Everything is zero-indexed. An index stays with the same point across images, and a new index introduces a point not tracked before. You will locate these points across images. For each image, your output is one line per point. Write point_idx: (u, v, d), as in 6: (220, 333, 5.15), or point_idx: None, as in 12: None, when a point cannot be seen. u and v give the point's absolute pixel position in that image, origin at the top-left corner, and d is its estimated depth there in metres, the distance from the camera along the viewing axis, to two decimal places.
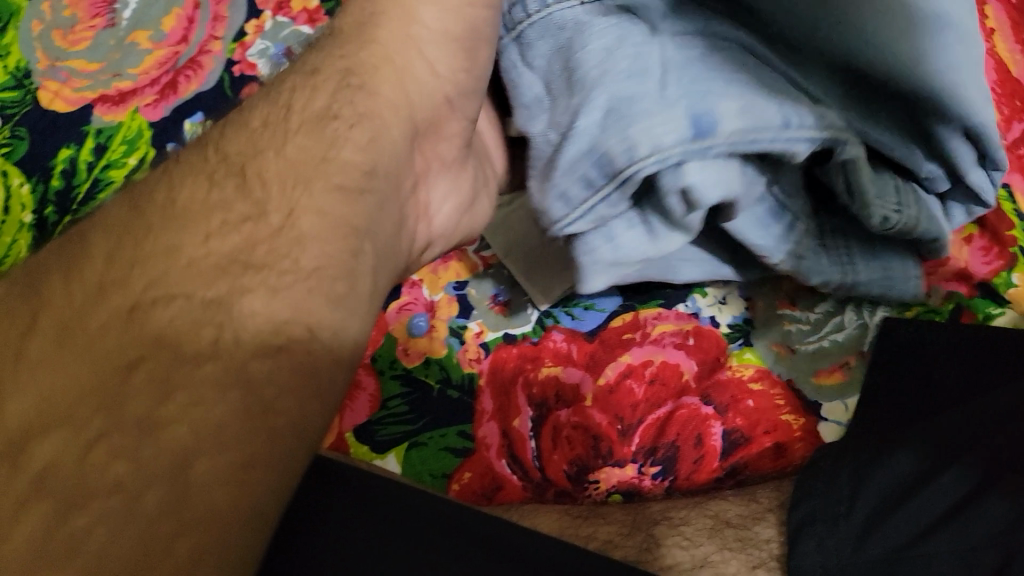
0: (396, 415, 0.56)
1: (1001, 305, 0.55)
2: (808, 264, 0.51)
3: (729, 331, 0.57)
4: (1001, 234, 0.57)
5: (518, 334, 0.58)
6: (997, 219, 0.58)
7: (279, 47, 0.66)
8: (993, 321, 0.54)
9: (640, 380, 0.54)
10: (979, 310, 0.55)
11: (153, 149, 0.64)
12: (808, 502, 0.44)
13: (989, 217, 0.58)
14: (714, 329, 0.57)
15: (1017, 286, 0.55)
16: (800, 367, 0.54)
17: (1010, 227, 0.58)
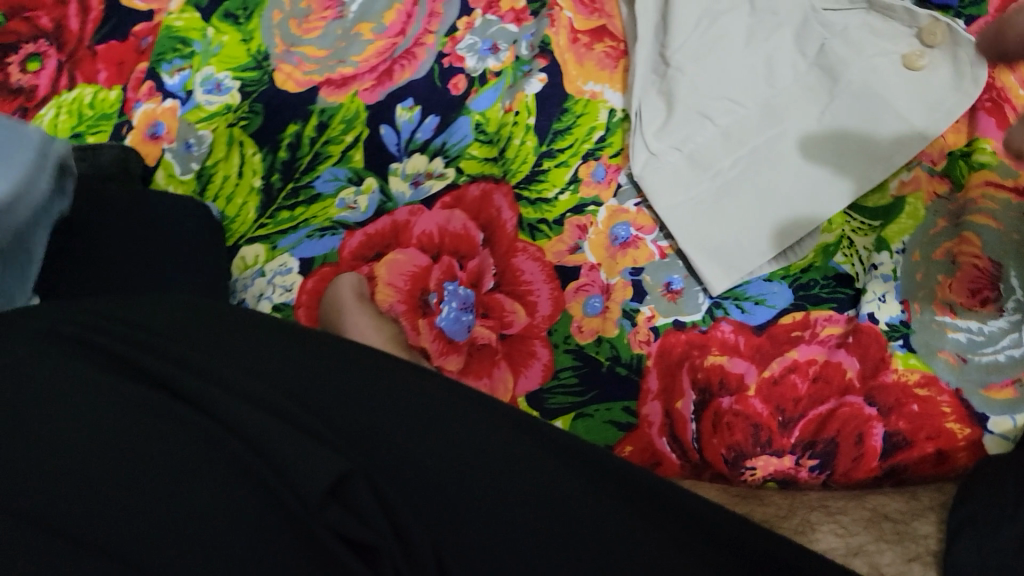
0: (566, 386, 0.60)
1: None
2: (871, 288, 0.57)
3: (887, 329, 0.56)
4: None
5: (688, 321, 0.60)
6: None
7: (486, 43, 0.72)
8: None
9: (804, 376, 0.56)
10: None
11: (367, 129, 0.70)
12: (970, 504, 0.45)
13: None
14: (872, 325, 0.56)
15: None
16: (970, 377, 0.54)
17: None
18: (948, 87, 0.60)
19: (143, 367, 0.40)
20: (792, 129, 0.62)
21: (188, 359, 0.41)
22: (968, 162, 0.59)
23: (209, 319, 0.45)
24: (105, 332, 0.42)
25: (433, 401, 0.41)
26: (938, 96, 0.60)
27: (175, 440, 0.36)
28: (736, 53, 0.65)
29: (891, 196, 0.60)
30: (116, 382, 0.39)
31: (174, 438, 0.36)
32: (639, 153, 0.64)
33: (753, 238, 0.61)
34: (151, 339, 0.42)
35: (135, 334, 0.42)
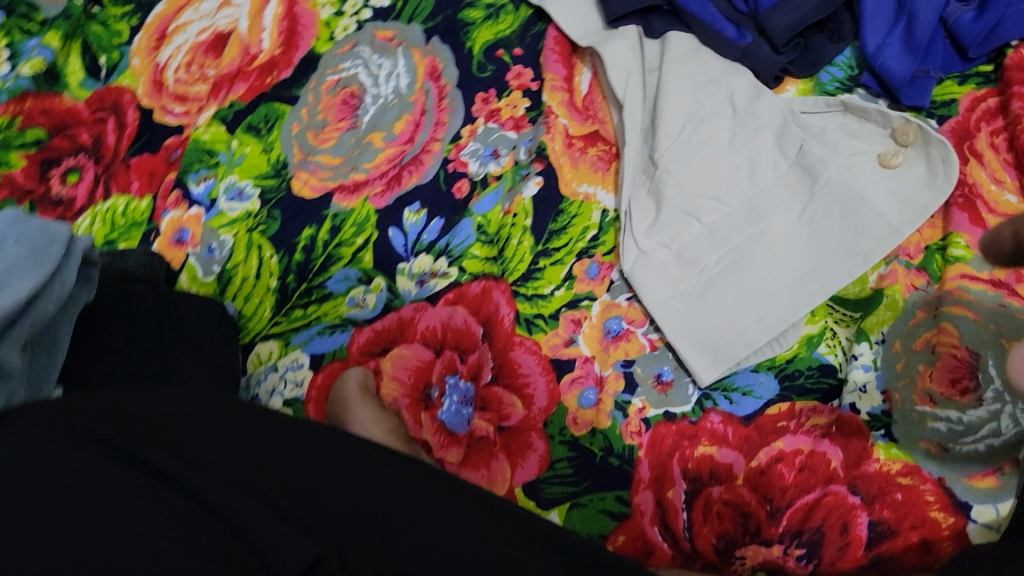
0: (561, 476, 0.62)
1: None
2: (855, 370, 0.60)
3: (868, 419, 0.58)
4: None
5: (678, 412, 0.62)
6: None
7: (488, 149, 0.77)
8: None
9: (791, 466, 0.58)
10: None
11: (376, 232, 0.75)
12: None
13: None
14: (855, 416, 0.58)
15: None
16: (952, 467, 0.55)
17: None
18: (922, 183, 0.63)
19: (141, 454, 0.42)
20: (775, 226, 0.65)
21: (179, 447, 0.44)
22: (944, 256, 0.61)
23: (211, 407, 0.48)
24: (110, 425, 0.45)
25: (412, 492, 0.44)
26: (913, 191, 0.63)
27: (162, 525, 0.38)
28: (720, 153, 0.68)
29: (870, 288, 0.62)
30: (121, 465, 0.42)
31: (157, 527, 0.38)
32: (630, 251, 0.67)
33: (740, 330, 0.63)
34: (149, 432, 0.45)
35: (138, 423, 0.45)
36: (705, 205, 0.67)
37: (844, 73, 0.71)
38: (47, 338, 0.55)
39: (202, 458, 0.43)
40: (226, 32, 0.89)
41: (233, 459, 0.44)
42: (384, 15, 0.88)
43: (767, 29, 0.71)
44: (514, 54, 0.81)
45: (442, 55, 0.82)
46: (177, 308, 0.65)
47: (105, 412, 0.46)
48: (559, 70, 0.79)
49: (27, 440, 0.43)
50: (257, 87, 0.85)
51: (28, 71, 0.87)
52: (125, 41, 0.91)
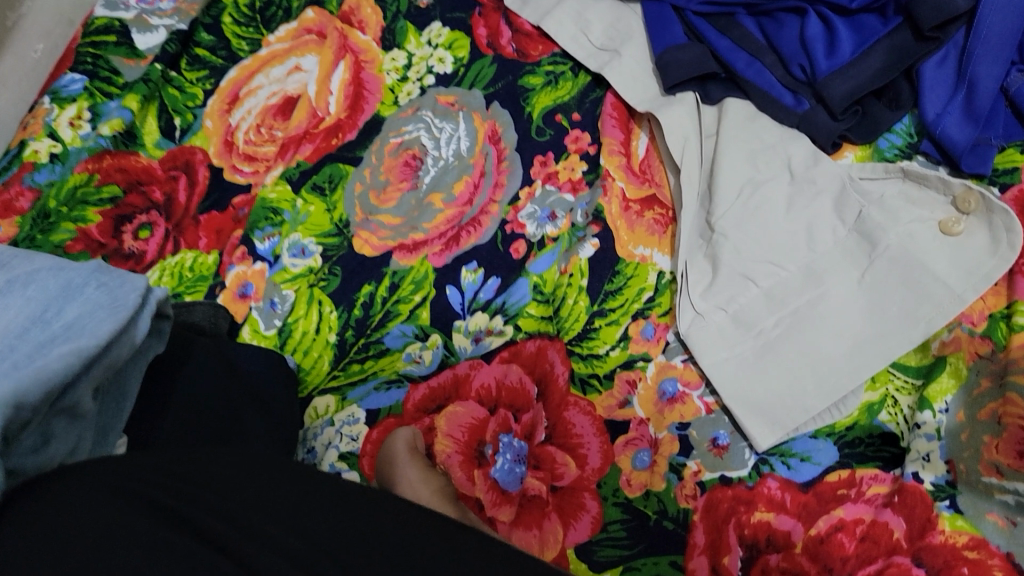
0: (614, 539, 0.61)
1: None
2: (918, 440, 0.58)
3: (932, 489, 0.57)
4: None
5: (734, 477, 0.62)
6: None
7: (545, 212, 0.78)
8: None
9: (851, 535, 0.56)
10: None
11: (433, 290, 0.76)
12: None
13: None
14: (918, 485, 0.57)
15: None
16: (1021, 541, 0.53)
17: None
18: (983, 248, 0.62)
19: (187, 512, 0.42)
20: (832, 290, 0.65)
21: (227, 501, 0.44)
22: (1009, 323, 0.60)
23: (272, 466, 0.49)
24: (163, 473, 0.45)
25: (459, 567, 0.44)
26: (975, 256, 0.62)
27: None
28: (777, 218, 0.69)
29: (932, 355, 0.62)
30: (164, 518, 0.42)
31: None
32: (685, 313, 0.67)
33: (798, 395, 0.62)
34: (203, 488, 0.45)
35: (193, 474, 0.46)
36: (763, 271, 0.67)
37: (901, 141, 0.71)
38: (117, 388, 0.56)
39: (246, 520, 0.43)
40: (294, 96, 0.93)
41: (287, 526, 0.44)
42: (447, 80, 0.90)
43: (824, 96, 0.72)
44: (572, 119, 0.83)
45: (502, 119, 0.85)
46: (239, 362, 0.66)
47: (169, 459, 0.47)
48: (617, 134, 0.80)
49: (84, 480, 0.43)
50: (323, 148, 0.88)
51: (108, 132, 0.91)
52: (199, 104, 0.95)
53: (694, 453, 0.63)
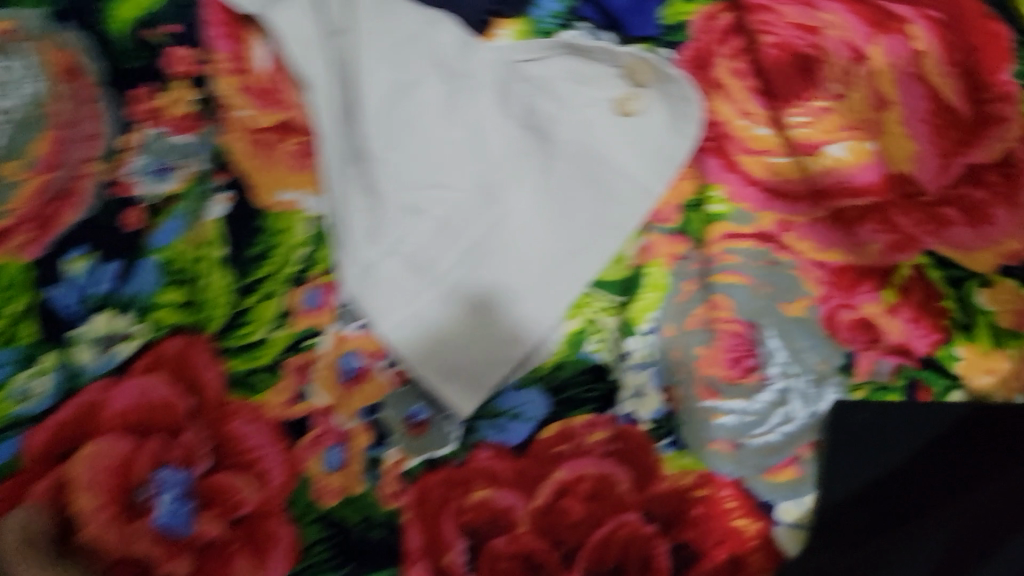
0: (319, 564, 0.50)
1: (953, 378, 0.46)
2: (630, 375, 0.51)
3: (651, 427, 0.50)
4: (931, 305, 0.47)
5: (440, 457, 0.52)
6: (925, 290, 0.47)
7: (157, 162, 0.58)
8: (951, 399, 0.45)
9: (576, 497, 0.49)
10: (936, 385, 0.46)
11: (29, 294, 0.53)
12: None
13: (914, 288, 0.47)
14: (634, 428, 0.50)
15: (961, 361, 0.46)
16: (747, 463, 0.47)
17: (940, 297, 0.47)
18: (664, 125, 0.53)
19: None
20: (511, 206, 0.54)
21: None
22: (702, 212, 0.52)
23: None
24: None
25: None
26: (657, 136, 0.53)
27: None
28: (435, 126, 0.55)
29: (629, 267, 0.52)
30: None
31: None
32: (350, 271, 0.54)
33: (495, 345, 0.52)
34: None
35: None
36: (430, 196, 0.54)
37: (561, 3, 0.59)
38: None
39: None
40: None
41: None
42: None
43: None
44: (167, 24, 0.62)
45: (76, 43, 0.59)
46: None
47: None
48: (227, 45, 0.62)
49: None
50: None
51: None
52: None
53: (390, 440, 0.53)
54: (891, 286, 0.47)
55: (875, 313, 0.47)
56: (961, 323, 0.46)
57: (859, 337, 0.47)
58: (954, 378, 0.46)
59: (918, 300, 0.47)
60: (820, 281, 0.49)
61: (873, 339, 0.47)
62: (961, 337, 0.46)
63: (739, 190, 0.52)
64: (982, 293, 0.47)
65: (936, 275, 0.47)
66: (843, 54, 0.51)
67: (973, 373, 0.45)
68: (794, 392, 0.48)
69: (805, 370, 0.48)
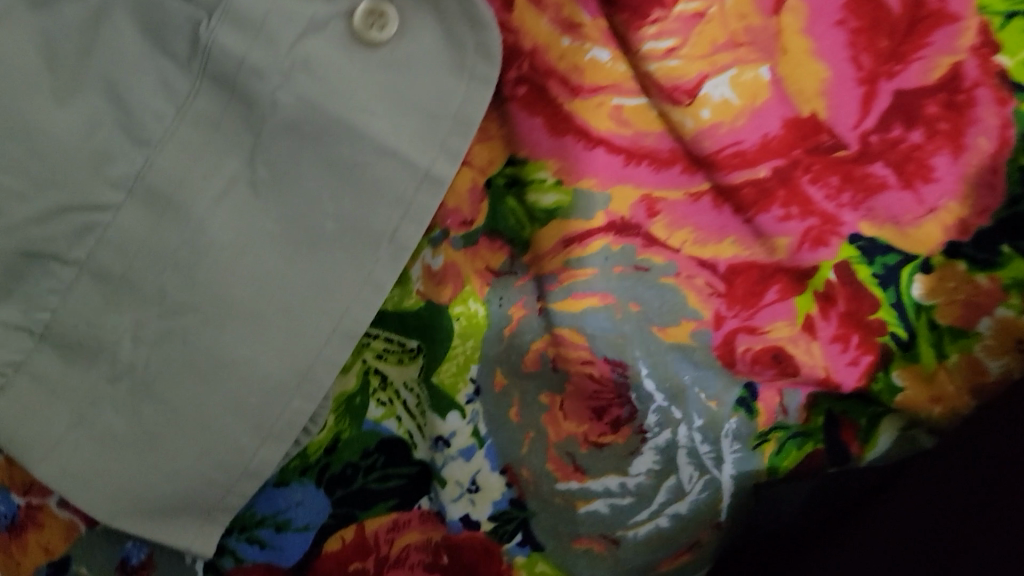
0: None
1: (884, 406, 0.34)
2: (453, 462, 0.35)
3: (492, 528, 0.36)
4: (861, 315, 0.33)
5: None
6: (852, 294, 0.33)
7: None
8: (881, 436, 0.34)
9: None
10: (861, 417, 0.34)
11: None
12: None
13: (839, 291, 0.33)
14: (472, 534, 0.36)
15: (904, 391, 0.33)
16: (631, 562, 0.35)
17: (874, 303, 0.33)
18: (431, 60, 0.33)
19: None
20: (211, 222, 0.33)
21: None
22: (516, 197, 0.35)
23: None
24: None
25: None
26: (424, 82, 0.33)
27: None
28: (41, 108, 0.31)
29: (417, 293, 0.35)
30: None
31: None
32: None
33: (237, 446, 0.34)
34: None
35: None
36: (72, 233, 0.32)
37: None
38: None
39: None
40: None
41: None
42: None
43: None
44: None
45: None
46: None
47: None
48: None
49: None
50: None
51: None
52: None
53: None
54: (806, 293, 0.33)
55: (788, 337, 0.34)
56: (902, 338, 0.33)
57: (767, 370, 0.34)
58: (881, 407, 0.34)
59: (841, 309, 0.33)
60: (709, 292, 0.34)
61: (788, 374, 0.34)
62: (901, 357, 0.33)
63: (578, 161, 0.33)
64: (922, 279, 0.32)
65: (864, 270, 0.33)
66: None
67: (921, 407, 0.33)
68: (682, 454, 0.34)
69: (693, 420, 0.34)
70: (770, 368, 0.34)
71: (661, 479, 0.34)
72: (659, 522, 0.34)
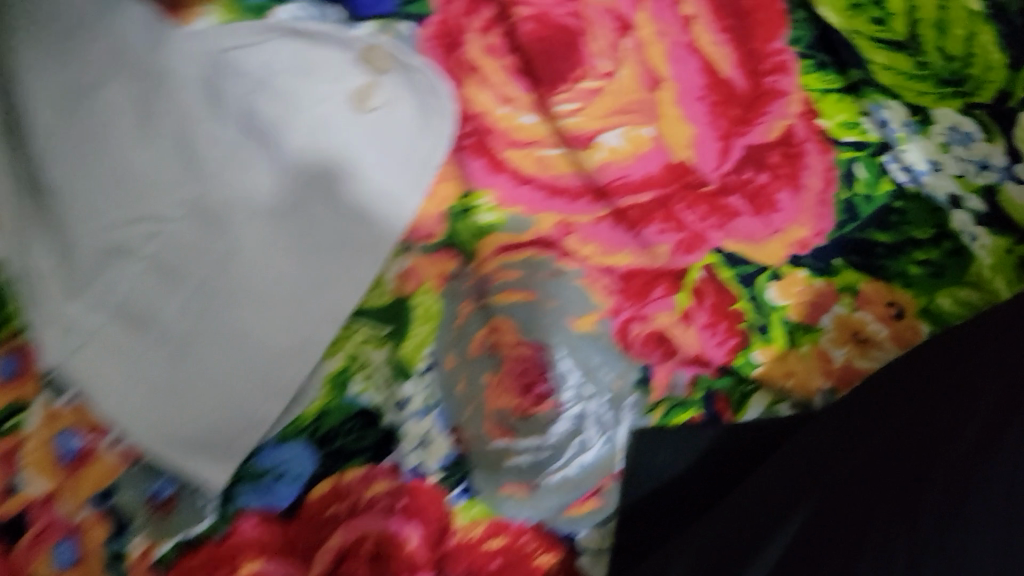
0: None
1: (753, 381, 0.44)
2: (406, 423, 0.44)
3: (440, 478, 0.44)
4: (725, 307, 0.44)
5: (196, 537, 0.42)
6: (717, 291, 0.44)
7: None
8: (750, 404, 0.43)
9: (360, 565, 0.41)
10: (734, 393, 0.44)
11: None
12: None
13: (706, 288, 0.44)
14: (423, 482, 0.44)
15: (761, 366, 0.44)
16: (545, 505, 0.42)
17: (733, 299, 0.44)
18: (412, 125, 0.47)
19: None
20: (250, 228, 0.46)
21: None
22: (470, 221, 0.47)
23: None
24: None
25: None
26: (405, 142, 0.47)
27: None
28: (128, 147, 0.44)
29: (392, 293, 0.47)
30: None
31: None
32: (53, 331, 0.43)
33: (248, 402, 0.44)
34: None
35: None
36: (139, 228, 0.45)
37: None
38: None
39: None
40: None
41: None
42: None
43: None
44: None
45: None
46: None
47: None
48: None
49: None
50: None
51: None
52: None
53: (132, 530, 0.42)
54: (684, 289, 0.44)
55: (670, 323, 0.44)
56: (758, 324, 0.44)
57: (655, 351, 0.44)
58: (753, 383, 0.44)
59: (710, 304, 0.44)
60: (610, 290, 0.44)
61: (670, 353, 0.44)
62: (758, 339, 0.44)
63: (511, 192, 0.46)
64: (775, 287, 0.45)
65: (727, 274, 0.45)
66: (608, 24, 0.45)
67: (774, 377, 0.43)
68: (589, 416, 0.43)
69: (601, 391, 0.43)
70: (657, 348, 0.44)
71: (573, 436, 0.43)
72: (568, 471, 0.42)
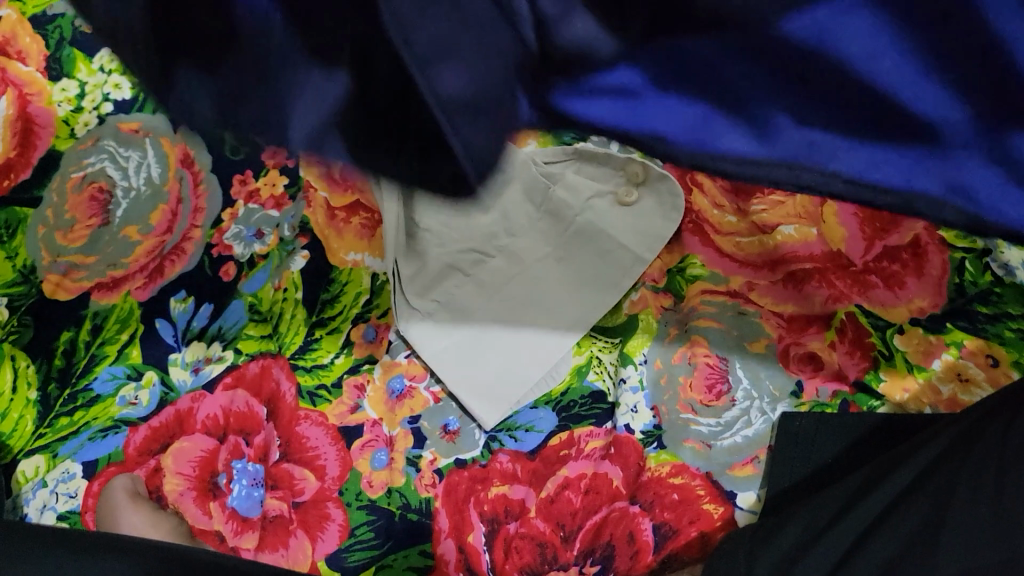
0: (364, 541, 0.62)
1: (880, 398, 0.62)
2: (624, 392, 0.66)
3: (642, 437, 0.64)
4: (863, 340, 0.63)
5: (468, 458, 0.65)
6: (856, 328, 0.64)
7: (251, 229, 0.71)
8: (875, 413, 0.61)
9: (577, 490, 0.62)
10: (864, 404, 0.62)
11: (143, 324, 0.67)
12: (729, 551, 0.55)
13: (848, 328, 0.64)
14: (630, 436, 0.64)
15: (886, 381, 0.62)
16: (716, 461, 0.62)
17: (869, 334, 0.63)
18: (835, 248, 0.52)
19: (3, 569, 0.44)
20: None
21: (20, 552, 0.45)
22: (684, 277, 0.69)
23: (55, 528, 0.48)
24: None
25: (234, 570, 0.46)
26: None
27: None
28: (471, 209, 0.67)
29: (625, 314, 0.69)
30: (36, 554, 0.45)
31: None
32: (400, 308, 0.68)
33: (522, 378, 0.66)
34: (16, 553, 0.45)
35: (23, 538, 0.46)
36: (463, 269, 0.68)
37: None
38: None
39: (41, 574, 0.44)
40: None
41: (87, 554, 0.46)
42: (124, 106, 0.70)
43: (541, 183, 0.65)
44: None
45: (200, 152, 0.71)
46: None
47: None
48: None
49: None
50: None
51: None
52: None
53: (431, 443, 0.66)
54: (831, 329, 0.64)
55: (820, 347, 0.64)
56: (885, 354, 0.63)
57: (806, 367, 0.64)
58: (879, 398, 0.62)
59: (850, 337, 0.64)
60: (777, 325, 0.65)
61: (818, 368, 0.64)
62: (884, 364, 0.62)
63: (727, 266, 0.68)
64: (898, 338, 0.62)
65: (864, 320, 0.63)
66: None
67: (894, 392, 0.61)
68: (754, 403, 0.63)
69: (762, 394, 0.63)
70: (808, 365, 0.64)
71: (738, 417, 0.63)
72: (731, 436, 0.63)
